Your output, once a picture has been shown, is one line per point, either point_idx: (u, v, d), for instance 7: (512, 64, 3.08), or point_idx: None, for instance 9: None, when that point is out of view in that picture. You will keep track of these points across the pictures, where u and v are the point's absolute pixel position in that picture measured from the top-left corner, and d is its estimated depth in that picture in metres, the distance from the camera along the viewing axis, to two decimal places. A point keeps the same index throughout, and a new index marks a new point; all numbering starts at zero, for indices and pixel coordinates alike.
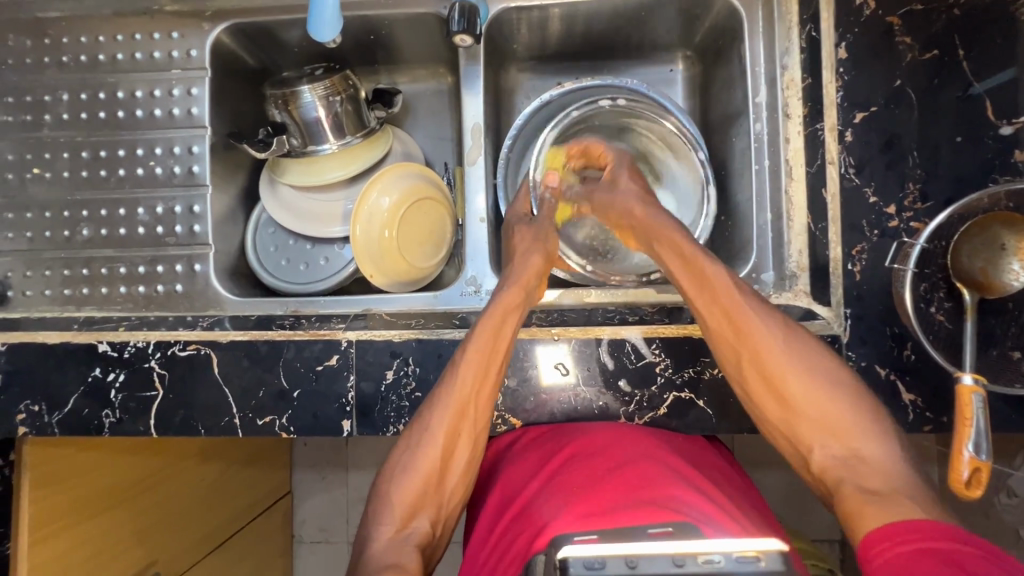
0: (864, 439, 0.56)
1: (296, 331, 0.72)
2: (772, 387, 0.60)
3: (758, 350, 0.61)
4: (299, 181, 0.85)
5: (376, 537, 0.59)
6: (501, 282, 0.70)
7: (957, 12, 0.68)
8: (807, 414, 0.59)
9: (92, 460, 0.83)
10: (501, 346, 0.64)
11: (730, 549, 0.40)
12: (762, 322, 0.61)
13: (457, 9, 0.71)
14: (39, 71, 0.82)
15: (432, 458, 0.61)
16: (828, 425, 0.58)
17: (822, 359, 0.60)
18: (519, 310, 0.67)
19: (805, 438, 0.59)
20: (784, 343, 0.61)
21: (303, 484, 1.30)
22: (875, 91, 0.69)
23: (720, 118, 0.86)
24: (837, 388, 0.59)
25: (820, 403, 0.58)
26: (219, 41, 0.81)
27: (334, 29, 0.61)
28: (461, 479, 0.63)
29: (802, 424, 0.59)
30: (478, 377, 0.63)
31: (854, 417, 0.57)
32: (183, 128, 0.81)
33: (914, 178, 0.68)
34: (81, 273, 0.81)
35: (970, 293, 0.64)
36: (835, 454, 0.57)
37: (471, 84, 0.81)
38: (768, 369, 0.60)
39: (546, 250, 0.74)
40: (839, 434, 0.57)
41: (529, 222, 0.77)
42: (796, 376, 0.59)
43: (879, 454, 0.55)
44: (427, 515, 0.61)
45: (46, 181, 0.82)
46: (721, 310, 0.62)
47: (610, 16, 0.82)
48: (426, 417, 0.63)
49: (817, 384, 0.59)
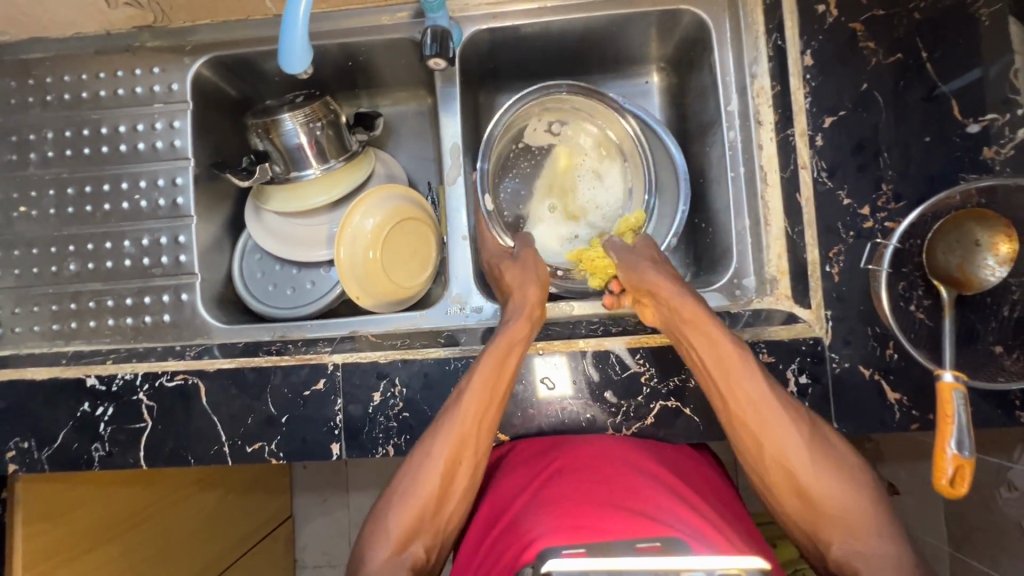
0: (877, 538, 0.56)
1: (283, 356, 0.73)
2: (792, 482, 0.59)
3: (781, 443, 0.59)
4: (284, 207, 0.85)
5: (370, 560, 0.59)
6: (506, 314, 0.69)
7: (918, 16, 0.70)
8: (828, 512, 0.58)
9: (87, 494, 0.83)
10: (506, 374, 0.65)
11: (714, 566, 0.43)
12: (784, 413, 0.60)
13: (429, 33, 0.73)
14: (23, 111, 0.83)
15: (433, 482, 0.61)
16: (848, 523, 0.57)
17: (840, 455, 0.60)
18: (524, 343, 0.67)
19: (825, 537, 0.58)
20: (804, 434, 0.60)
21: (304, 507, 1.30)
22: (843, 96, 0.70)
23: (695, 127, 0.87)
24: (855, 482, 0.58)
25: (838, 500, 0.57)
26: (200, 74, 0.83)
27: (305, 60, 0.61)
28: (459, 505, 0.63)
29: (824, 524, 0.58)
30: (480, 409, 0.63)
31: (869, 512, 0.57)
32: (168, 160, 0.83)
33: (887, 179, 0.69)
34: (69, 308, 0.81)
35: (948, 290, 0.64)
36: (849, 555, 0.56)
37: (448, 105, 0.83)
38: (786, 464, 0.59)
39: (538, 279, 0.73)
40: (856, 533, 0.56)
41: (511, 259, 0.76)
42: (816, 472, 0.58)
43: (889, 552, 0.55)
44: (422, 541, 0.61)
45: (32, 218, 0.83)
46: (746, 402, 0.60)
47: (581, 33, 0.84)
48: (429, 443, 0.63)
49: (833, 479, 0.58)
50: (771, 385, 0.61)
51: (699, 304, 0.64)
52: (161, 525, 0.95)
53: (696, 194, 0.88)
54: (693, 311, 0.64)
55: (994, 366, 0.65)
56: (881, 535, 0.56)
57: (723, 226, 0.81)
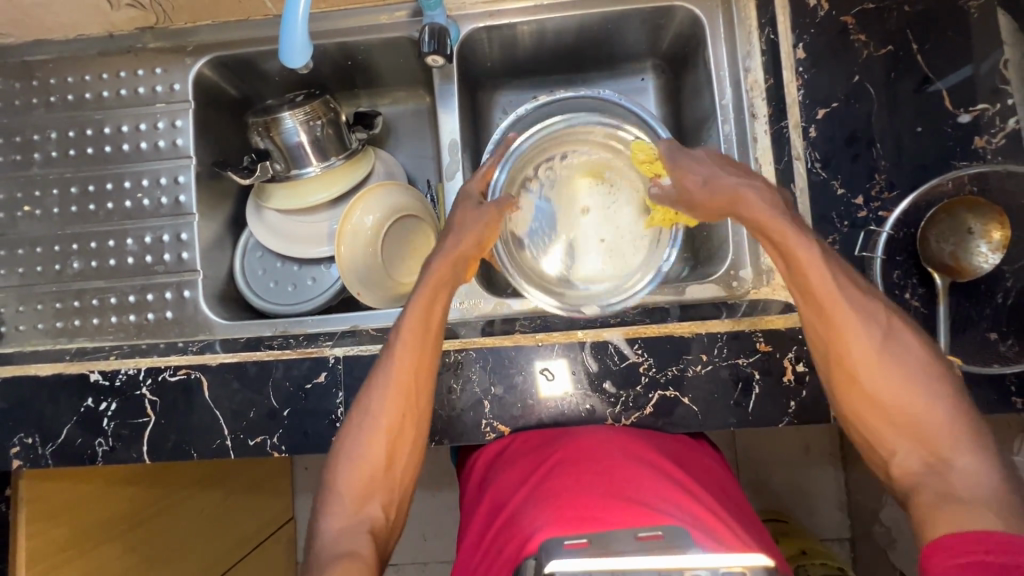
0: (953, 449, 0.53)
1: (285, 350, 0.73)
2: (857, 384, 0.57)
3: (850, 346, 0.57)
4: (285, 205, 0.86)
5: (326, 528, 0.59)
6: (429, 257, 0.71)
7: (907, 9, 0.71)
8: (894, 417, 0.56)
9: (90, 491, 0.83)
10: (435, 324, 0.66)
11: (717, 565, 0.44)
12: (859, 314, 0.57)
13: (427, 31, 0.74)
14: (28, 111, 0.84)
15: (377, 441, 0.62)
16: (918, 432, 0.55)
17: (920, 363, 0.56)
18: (448, 285, 0.70)
19: (889, 441, 0.56)
20: (881, 336, 0.57)
21: (306, 507, 1.30)
22: (836, 88, 0.71)
23: (691, 122, 0.88)
24: (931, 392, 0.55)
25: (907, 406, 0.55)
26: (201, 74, 0.84)
27: (304, 55, 0.62)
28: (411, 458, 0.64)
29: (888, 428, 0.56)
30: (415, 360, 0.64)
31: (945, 423, 0.54)
32: (169, 159, 0.84)
33: (881, 170, 0.70)
34: (72, 305, 0.82)
35: (942, 277, 0.65)
36: (919, 461, 0.54)
37: (446, 102, 0.84)
38: (854, 367, 0.57)
39: (488, 224, 0.73)
40: (924, 439, 0.54)
41: (474, 205, 0.74)
42: (885, 374, 0.56)
43: (968, 466, 0.52)
44: (379, 500, 0.61)
45: (36, 217, 0.84)
46: (814, 300, 0.58)
47: (577, 30, 0.85)
48: (367, 401, 0.63)
49: (906, 383, 0.56)
50: (845, 286, 0.57)
51: (764, 196, 0.62)
52: (164, 522, 0.95)
53: None
54: (750, 207, 0.61)
55: (991, 352, 0.65)
56: (958, 447, 0.53)
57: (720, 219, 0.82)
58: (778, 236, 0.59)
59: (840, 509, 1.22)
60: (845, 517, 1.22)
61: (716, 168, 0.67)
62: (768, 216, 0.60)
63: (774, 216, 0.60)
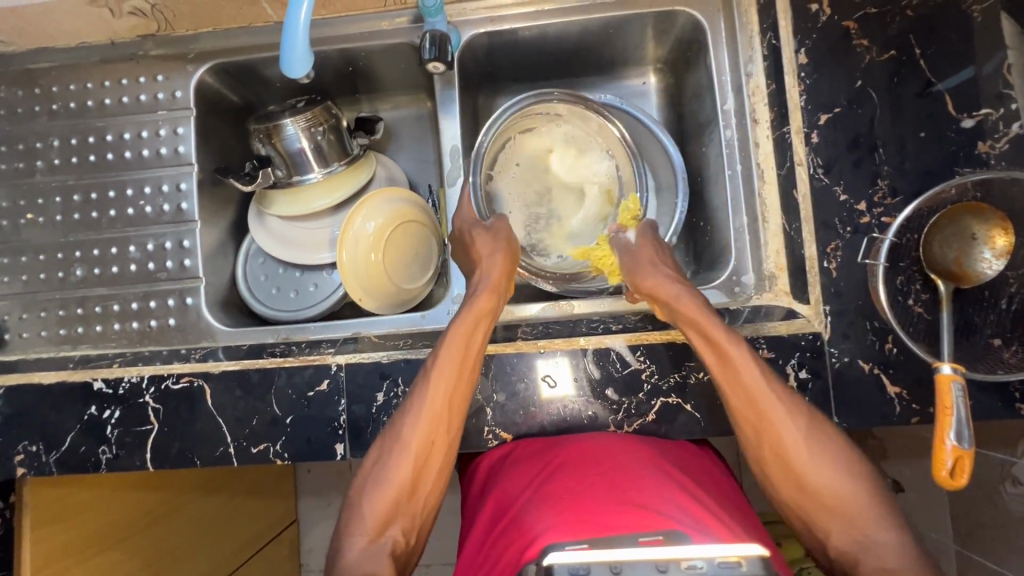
0: (876, 527, 0.56)
1: (287, 357, 0.74)
2: (791, 474, 0.60)
3: (781, 438, 0.60)
4: (286, 211, 0.86)
5: (348, 548, 0.59)
6: (473, 287, 0.70)
7: (910, 13, 0.71)
8: (826, 502, 0.58)
9: (94, 498, 0.83)
10: (472, 352, 0.65)
11: (713, 555, 0.44)
12: (785, 408, 0.60)
13: (428, 38, 0.74)
14: (30, 119, 0.85)
15: (404, 469, 0.62)
16: (846, 513, 0.58)
17: (842, 451, 0.60)
18: (491, 315, 0.68)
19: (824, 526, 0.58)
20: (805, 426, 0.60)
21: (310, 511, 1.31)
22: (838, 93, 0.71)
23: (693, 127, 0.88)
24: (849, 479, 0.59)
25: (831, 490, 0.58)
26: (203, 81, 0.84)
27: (306, 64, 0.62)
28: (434, 487, 0.64)
29: (821, 512, 0.59)
30: (449, 389, 0.63)
31: (869, 505, 0.57)
32: (171, 166, 0.84)
33: (883, 175, 0.69)
34: (75, 313, 0.82)
35: (945, 284, 0.65)
36: (850, 542, 0.57)
37: (447, 108, 0.84)
38: (788, 458, 0.60)
39: (508, 250, 0.73)
40: (851, 521, 0.57)
41: (485, 227, 0.76)
42: (810, 459, 0.59)
43: (890, 543, 0.55)
44: (400, 525, 0.61)
45: (39, 225, 0.84)
46: (749, 396, 0.61)
47: (579, 35, 0.85)
48: (398, 426, 0.63)
49: (831, 469, 0.59)
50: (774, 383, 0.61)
51: (695, 298, 0.65)
52: (169, 528, 0.96)
53: (695, 193, 0.89)
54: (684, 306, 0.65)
55: (995, 359, 0.65)
56: (879, 526, 0.56)
57: (722, 224, 0.81)
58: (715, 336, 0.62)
59: None
60: None
61: (656, 261, 0.71)
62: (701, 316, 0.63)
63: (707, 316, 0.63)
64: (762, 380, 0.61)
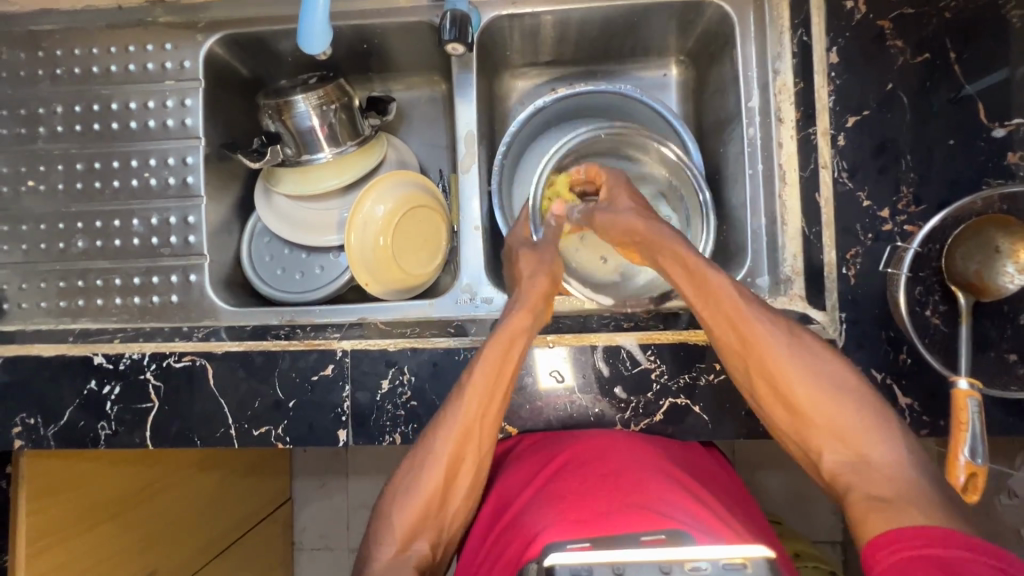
0: (870, 440, 0.53)
1: (291, 341, 0.72)
2: (778, 395, 0.57)
3: (762, 360, 0.58)
4: (295, 191, 0.85)
5: (376, 557, 0.58)
6: (509, 304, 0.68)
7: (947, 15, 0.68)
8: (813, 419, 0.56)
9: (90, 471, 0.82)
10: (507, 372, 0.63)
11: (717, 556, 0.42)
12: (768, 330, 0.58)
13: (449, 17, 0.71)
14: (33, 83, 0.82)
15: (436, 483, 0.60)
16: (836, 429, 0.54)
17: (829, 370, 0.57)
18: (526, 335, 0.65)
19: (814, 442, 0.56)
20: (790, 346, 0.58)
21: (303, 490, 1.31)
22: (868, 95, 0.69)
23: (714, 122, 0.86)
24: (838, 394, 0.55)
25: (818, 404, 0.55)
26: (213, 52, 0.81)
27: (324, 41, 0.60)
28: (464, 503, 0.63)
29: (809, 427, 0.56)
30: (482, 407, 0.62)
31: (860, 418, 0.54)
32: (177, 139, 0.82)
33: (908, 182, 0.68)
34: (76, 285, 0.81)
35: (964, 296, 0.64)
36: (840, 457, 0.54)
37: (464, 91, 0.81)
38: (772, 378, 0.57)
39: (551, 270, 0.71)
40: (839, 435, 0.54)
41: (531, 247, 0.75)
42: (795, 377, 0.57)
43: (884, 457, 0.52)
44: (427, 538, 0.60)
45: (40, 193, 0.82)
46: (729, 322, 0.59)
47: (603, 23, 0.82)
48: (431, 442, 0.61)
49: (817, 385, 0.56)
50: (751, 304, 0.59)
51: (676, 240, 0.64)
52: (164, 503, 0.96)
53: (711, 191, 0.87)
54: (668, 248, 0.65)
55: (1009, 374, 0.64)
56: (872, 436, 0.53)
57: (739, 223, 0.80)
58: (694, 266, 0.62)
59: (834, 513, 1.23)
60: (839, 522, 1.23)
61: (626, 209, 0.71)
62: (682, 251, 0.63)
63: (687, 251, 0.63)
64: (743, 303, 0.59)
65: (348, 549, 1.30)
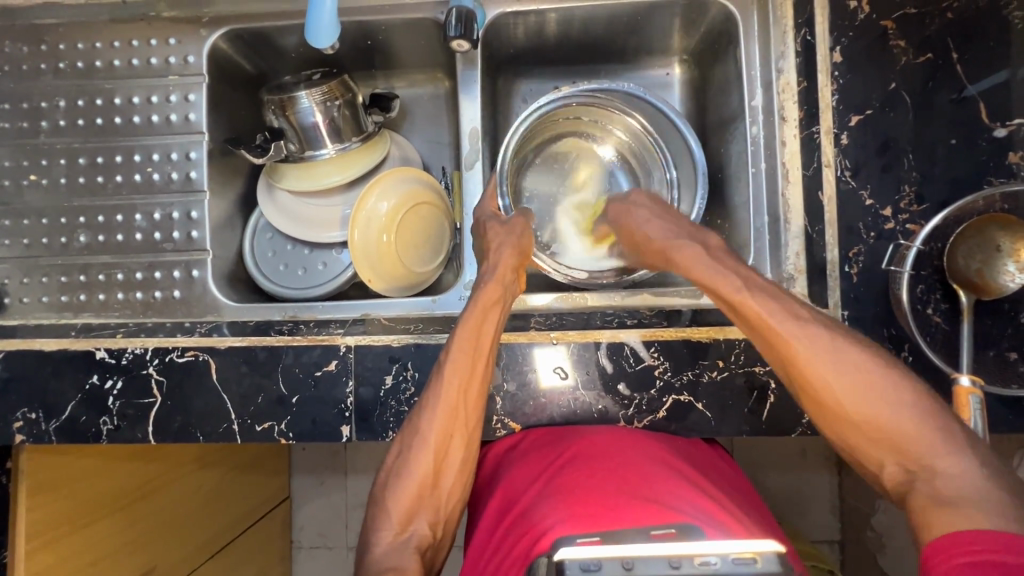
0: (936, 452, 0.49)
1: (295, 336, 0.72)
2: (827, 410, 0.55)
3: (806, 372, 0.55)
4: (298, 186, 0.84)
5: (376, 543, 0.58)
6: (478, 278, 0.69)
7: (950, 16, 0.69)
8: (869, 431, 0.53)
9: (88, 467, 0.81)
10: (484, 342, 0.63)
11: (728, 551, 0.42)
12: (815, 342, 0.55)
13: (454, 14, 0.71)
14: (35, 77, 0.82)
15: (425, 463, 0.60)
16: (893, 442, 0.52)
17: (882, 377, 0.53)
18: (499, 305, 0.66)
19: (872, 457, 0.53)
20: (840, 356, 0.54)
21: (302, 488, 1.30)
22: (871, 94, 0.70)
23: (717, 121, 0.86)
24: (894, 404, 0.52)
25: (874, 419, 0.52)
26: (217, 47, 0.81)
27: (332, 35, 0.60)
28: (457, 478, 0.62)
29: (865, 440, 0.53)
30: (463, 380, 0.62)
31: (919, 427, 0.51)
32: (181, 134, 0.81)
33: (910, 181, 0.68)
34: (78, 280, 0.80)
35: (966, 294, 0.64)
36: (902, 470, 0.51)
37: (468, 88, 0.82)
38: (821, 391, 0.55)
39: (518, 243, 0.71)
40: (901, 448, 0.51)
41: (501, 219, 0.74)
42: (843, 391, 0.53)
43: (952, 469, 0.48)
44: (424, 517, 0.60)
45: (42, 187, 0.81)
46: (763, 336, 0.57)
47: (607, 21, 0.82)
48: (416, 422, 0.62)
49: (869, 395, 0.53)
50: (787, 314, 0.56)
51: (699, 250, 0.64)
52: (165, 500, 0.96)
53: (713, 190, 0.88)
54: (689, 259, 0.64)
55: (1010, 372, 0.65)
56: (937, 448, 0.50)
57: (741, 222, 0.80)
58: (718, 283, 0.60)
59: (833, 513, 1.23)
60: (837, 521, 1.24)
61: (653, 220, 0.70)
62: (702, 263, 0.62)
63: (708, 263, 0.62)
64: (777, 315, 0.56)
65: (348, 547, 1.30)
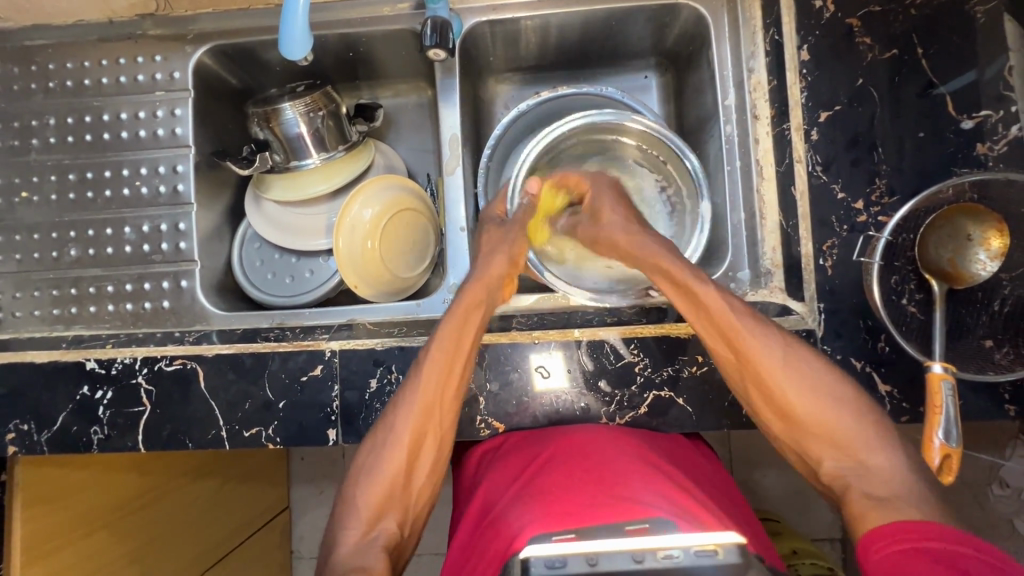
0: (869, 447, 0.56)
1: (280, 342, 0.74)
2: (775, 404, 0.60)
3: (763, 375, 0.59)
4: (284, 196, 0.86)
5: (342, 542, 0.58)
6: (463, 281, 0.70)
7: (914, 12, 0.70)
8: (808, 427, 0.58)
9: (83, 478, 0.83)
10: (466, 344, 0.65)
11: (688, 544, 0.42)
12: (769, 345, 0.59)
13: (429, 24, 0.73)
14: (26, 97, 0.84)
15: (396, 461, 0.61)
16: (833, 438, 0.57)
17: (822, 375, 0.59)
18: (482, 308, 0.68)
19: (814, 451, 0.58)
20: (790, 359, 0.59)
21: (301, 496, 1.31)
22: (839, 90, 0.71)
23: (695, 122, 0.88)
24: (835, 403, 0.58)
25: (820, 417, 0.57)
26: (202, 62, 0.83)
27: (304, 47, 0.62)
28: (428, 479, 0.63)
29: (806, 435, 0.58)
30: (442, 377, 0.63)
31: (854, 425, 0.57)
32: (168, 148, 0.83)
33: (881, 174, 0.69)
34: (69, 293, 0.82)
35: (938, 284, 0.65)
36: (839, 463, 0.56)
37: (447, 96, 0.83)
38: (771, 389, 0.59)
39: (512, 250, 0.72)
40: (841, 446, 0.57)
41: (500, 223, 0.75)
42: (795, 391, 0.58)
43: (883, 463, 0.54)
44: (393, 518, 0.61)
45: (34, 204, 0.83)
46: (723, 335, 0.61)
47: (582, 27, 0.84)
48: (390, 419, 0.63)
49: (814, 393, 0.58)
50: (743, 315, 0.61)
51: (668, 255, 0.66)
52: (163, 511, 0.97)
53: None
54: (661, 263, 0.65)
55: (986, 360, 0.65)
56: (871, 446, 0.56)
57: (721, 219, 0.81)
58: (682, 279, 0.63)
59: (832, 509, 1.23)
60: (837, 518, 1.23)
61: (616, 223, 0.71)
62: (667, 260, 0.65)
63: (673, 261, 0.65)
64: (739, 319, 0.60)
65: None
